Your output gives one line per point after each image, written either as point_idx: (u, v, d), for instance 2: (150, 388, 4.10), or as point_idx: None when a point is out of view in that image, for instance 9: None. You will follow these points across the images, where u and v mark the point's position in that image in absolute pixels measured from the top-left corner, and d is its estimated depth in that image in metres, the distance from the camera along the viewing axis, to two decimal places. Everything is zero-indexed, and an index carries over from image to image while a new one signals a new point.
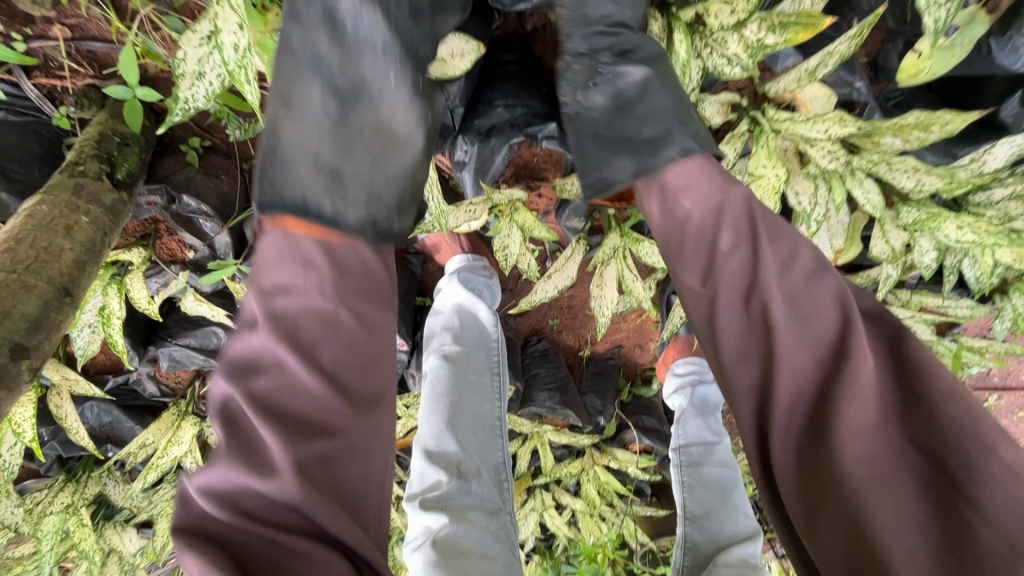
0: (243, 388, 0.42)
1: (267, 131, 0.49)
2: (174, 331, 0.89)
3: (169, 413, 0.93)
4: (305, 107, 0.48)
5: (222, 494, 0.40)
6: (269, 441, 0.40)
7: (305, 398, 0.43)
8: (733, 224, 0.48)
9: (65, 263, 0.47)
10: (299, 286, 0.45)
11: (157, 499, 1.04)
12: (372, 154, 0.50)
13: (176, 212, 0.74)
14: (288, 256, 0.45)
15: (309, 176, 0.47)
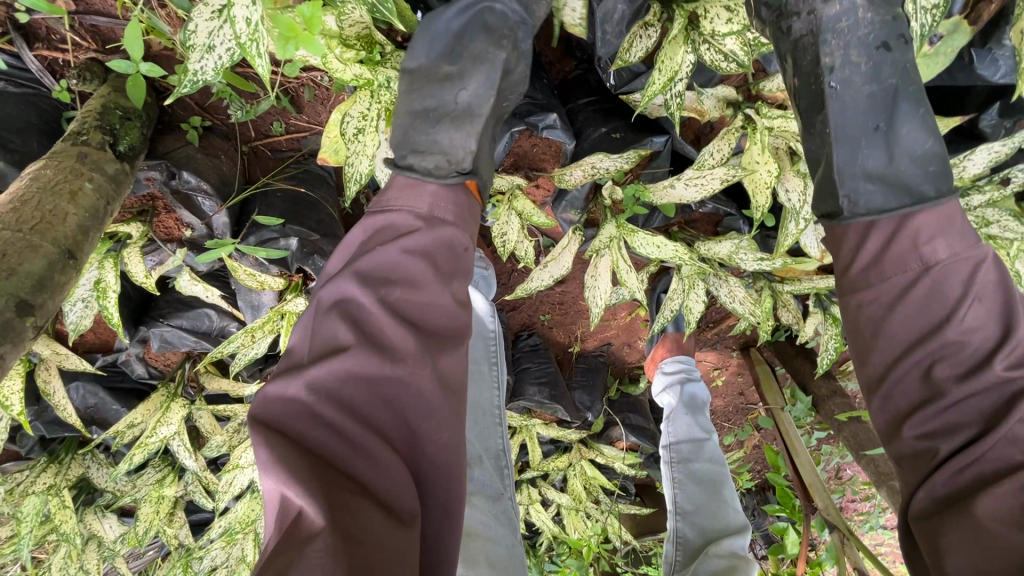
0: (375, 294, 0.47)
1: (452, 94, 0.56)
2: (165, 311, 0.89)
3: (158, 394, 0.92)
4: (480, 84, 0.57)
5: (329, 387, 0.42)
6: (390, 350, 0.45)
7: (430, 313, 0.49)
8: (977, 293, 0.44)
9: (69, 227, 0.47)
10: (441, 211, 0.52)
11: (141, 483, 1.03)
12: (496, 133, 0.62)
13: (176, 188, 0.73)
14: (447, 205, 0.53)
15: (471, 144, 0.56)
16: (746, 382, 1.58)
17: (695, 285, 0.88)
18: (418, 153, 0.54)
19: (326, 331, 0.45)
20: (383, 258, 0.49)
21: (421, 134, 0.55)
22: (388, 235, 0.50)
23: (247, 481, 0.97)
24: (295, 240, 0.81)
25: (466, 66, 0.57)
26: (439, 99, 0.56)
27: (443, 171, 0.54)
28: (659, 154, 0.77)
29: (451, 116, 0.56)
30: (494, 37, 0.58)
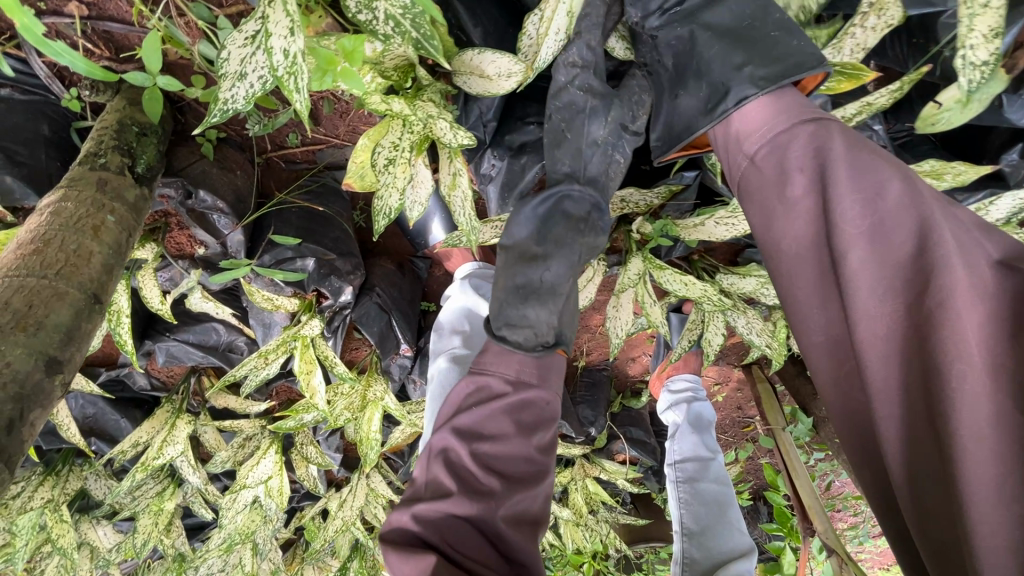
0: (471, 445, 0.52)
1: (532, 273, 0.57)
2: (172, 325, 0.87)
3: (162, 410, 0.90)
4: (557, 254, 0.58)
5: (433, 520, 0.47)
6: (490, 492, 0.49)
7: (514, 463, 0.52)
8: (790, 163, 0.41)
9: (94, 268, 0.44)
10: (529, 375, 0.56)
11: (141, 495, 1.01)
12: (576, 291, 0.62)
13: (191, 207, 0.71)
14: (535, 367, 0.57)
15: (549, 316, 0.57)
16: (746, 397, 1.59)
17: (715, 318, 0.87)
18: (511, 327, 0.56)
19: (429, 474, 0.52)
20: (475, 411, 0.54)
21: (512, 310, 0.56)
22: (481, 397, 0.55)
23: (251, 498, 0.95)
24: (312, 260, 0.79)
25: (552, 248, 0.58)
26: (527, 274, 0.57)
27: (531, 345, 0.56)
28: (687, 187, 0.75)
29: (540, 294, 0.57)
30: (576, 221, 0.58)
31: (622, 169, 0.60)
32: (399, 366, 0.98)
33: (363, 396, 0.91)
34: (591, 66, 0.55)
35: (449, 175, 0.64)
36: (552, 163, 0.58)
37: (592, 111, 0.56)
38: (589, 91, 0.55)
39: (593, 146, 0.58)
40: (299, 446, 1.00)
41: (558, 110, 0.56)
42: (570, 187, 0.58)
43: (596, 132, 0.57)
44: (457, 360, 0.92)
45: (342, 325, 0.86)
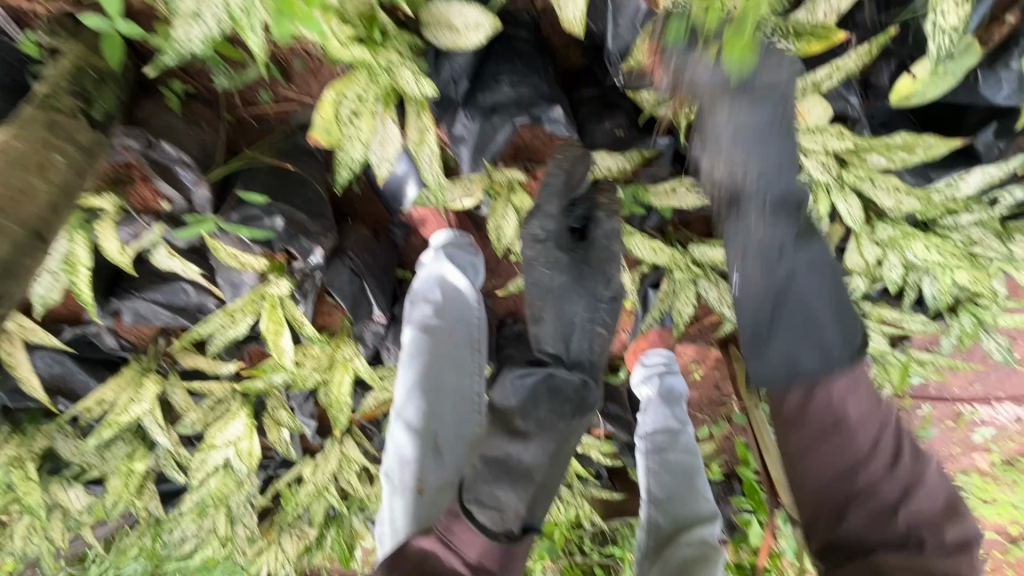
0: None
1: (502, 452, 0.65)
2: (139, 284, 0.85)
3: (129, 369, 0.89)
4: (529, 438, 0.66)
5: None
6: None
7: None
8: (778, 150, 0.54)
9: (38, 205, 0.44)
10: (489, 560, 0.59)
11: (111, 456, 1.00)
12: (561, 440, 0.69)
13: (154, 158, 0.69)
14: (494, 556, 0.60)
15: (515, 502, 0.63)
16: (723, 376, 1.61)
17: (685, 289, 0.88)
18: (478, 505, 0.61)
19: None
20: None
21: (484, 487, 0.63)
22: (438, 561, 0.58)
23: (221, 460, 0.96)
24: (282, 220, 0.77)
25: (533, 426, 0.67)
26: (506, 448, 0.65)
27: (495, 529, 0.61)
28: (662, 156, 0.76)
29: (512, 476, 0.64)
30: (560, 396, 0.68)
31: (605, 336, 0.72)
32: (373, 333, 0.98)
33: (330, 358, 0.92)
34: (551, 238, 0.70)
35: (417, 130, 0.63)
36: (538, 340, 0.71)
37: (568, 293, 0.70)
38: (556, 263, 0.70)
39: (575, 322, 0.70)
40: (271, 410, 1.00)
41: (535, 286, 0.71)
42: (556, 367, 0.68)
43: (582, 311, 0.70)
44: (429, 330, 0.93)
45: (313, 289, 0.85)
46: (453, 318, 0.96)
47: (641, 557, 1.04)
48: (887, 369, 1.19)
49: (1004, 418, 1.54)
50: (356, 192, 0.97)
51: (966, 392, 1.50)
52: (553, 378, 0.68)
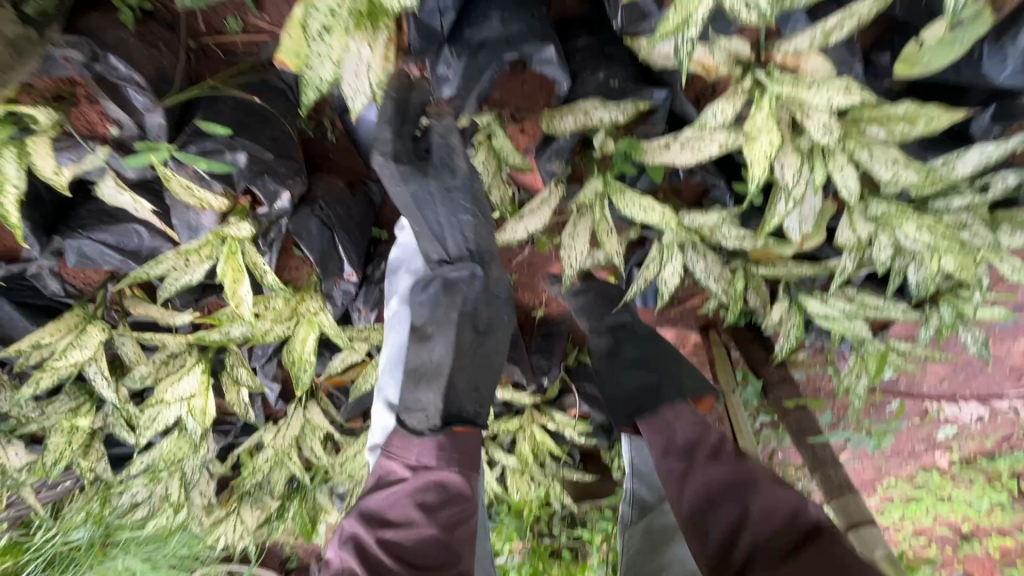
0: (380, 533, 0.66)
1: (413, 358, 0.77)
2: (85, 222, 0.78)
3: (73, 315, 0.82)
4: (432, 342, 0.77)
5: (357, 544, 0.66)
6: (398, 533, 0.65)
7: (422, 543, 0.65)
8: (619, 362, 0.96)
9: None
10: (427, 457, 0.71)
11: (52, 411, 0.93)
12: (466, 328, 0.77)
13: (101, 74, 0.63)
14: (427, 446, 0.71)
15: (431, 401, 0.75)
16: (701, 362, 1.59)
17: (673, 257, 0.84)
18: (409, 411, 0.75)
19: (344, 558, 0.65)
20: (384, 498, 0.69)
21: (409, 393, 0.76)
22: (387, 484, 0.70)
23: (173, 418, 0.90)
24: (245, 156, 0.72)
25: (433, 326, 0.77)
26: (417, 357, 0.77)
27: (423, 426, 0.74)
28: (657, 110, 0.71)
29: (427, 377, 0.76)
30: (453, 292, 0.77)
31: (476, 222, 0.75)
32: (342, 292, 0.91)
33: (292, 309, 0.85)
34: (400, 144, 0.68)
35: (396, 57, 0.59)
36: (426, 252, 0.78)
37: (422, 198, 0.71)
38: (409, 175, 0.69)
39: (449, 223, 0.74)
40: (230, 368, 0.93)
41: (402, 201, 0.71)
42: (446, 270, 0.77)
43: (443, 210, 0.73)
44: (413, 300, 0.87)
45: (278, 238, 0.79)
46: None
47: (622, 530, 0.95)
48: (865, 357, 1.18)
49: (967, 415, 1.56)
50: (332, 141, 0.91)
51: (934, 389, 1.52)
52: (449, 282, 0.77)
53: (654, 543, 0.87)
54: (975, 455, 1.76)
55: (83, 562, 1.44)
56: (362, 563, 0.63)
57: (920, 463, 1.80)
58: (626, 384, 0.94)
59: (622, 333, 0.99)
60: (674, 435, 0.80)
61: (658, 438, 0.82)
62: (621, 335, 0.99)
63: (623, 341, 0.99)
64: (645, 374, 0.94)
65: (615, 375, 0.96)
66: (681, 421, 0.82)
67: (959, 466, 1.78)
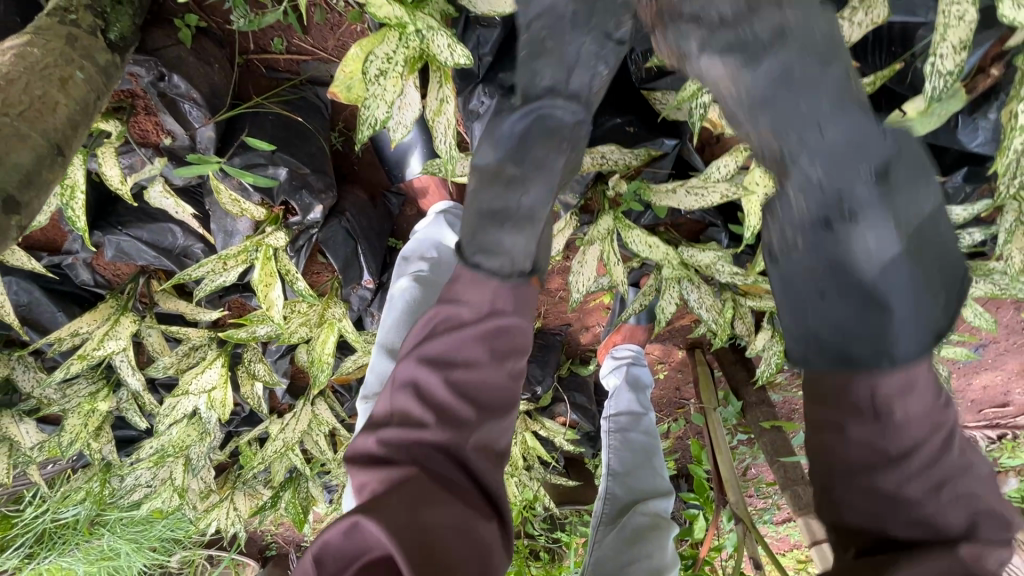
0: (445, 374, 0.60)
1: (496, 196, 0.60)
2: (125, 219, 0.83)
3: (105, 306, 0.86)
4: (524, 179, 0.60)
5: (406, 400, 0.60)
6: (447, 393, 0.59)
7: (485, 390, 0.61)
8: (812, 155, 0.48)
9: (59, 119, 0.42)
10: (502, 303, 0.62)
11: (72, 394, 0.97)
12: (557, 171, 0.62)
13: (163, 91, 0.68)
14: (496, 294, 0.62)
15: (515, 244, 0.61)
16: (685, 378, 1.68)
17: (669, 288, 0.93)
18: (486, 254, 0.61)
19: (399, 399, 0.60)
20: (444, 344, 0.61)
21: (486, 237, 0.61)
22: (448, 325, 0.62)
23: (191, 408, 0.94)
24: (285, 170, 0.77)
25: (530, 170, 0.60)
26: (502, 200, 0.60)
27: (504, 270, 0.61)
28: (665, 156, 0.78)
29: (514, 221, 0.60)
30: (561, 140, 0.59)
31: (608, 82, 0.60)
32: (360, 296, 0.98)
33: (320, 316, 0.90)
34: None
35: (437, 100, 0.64)
36: (532, 74, 0.58)
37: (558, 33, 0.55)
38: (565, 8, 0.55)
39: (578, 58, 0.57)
40: (247, 363, 0.98)
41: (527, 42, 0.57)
42: (551, 103, 0.58)
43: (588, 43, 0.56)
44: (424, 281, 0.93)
45: (306, 244, 0.85)
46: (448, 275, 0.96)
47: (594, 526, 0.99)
48: None
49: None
50: (357, 155, 0.97)
51: None
52: (555, 115, 0.59)
53: (620, 540, 0.90)
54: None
55: (73, 538, 1.47)
56: (415, 413, 0.58)
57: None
58: (827, 306, 0.50)
59: (910, 258, 0.48)
60: (898, 409, 0.47)
61: (865, 498, 0.48)
62: (916, 240, 0.48)
63: (816, 238, 0.49)
64: (833, 290, 0.50)
65: (803, 251, 0.50)
66: (891, 375, 0.47)
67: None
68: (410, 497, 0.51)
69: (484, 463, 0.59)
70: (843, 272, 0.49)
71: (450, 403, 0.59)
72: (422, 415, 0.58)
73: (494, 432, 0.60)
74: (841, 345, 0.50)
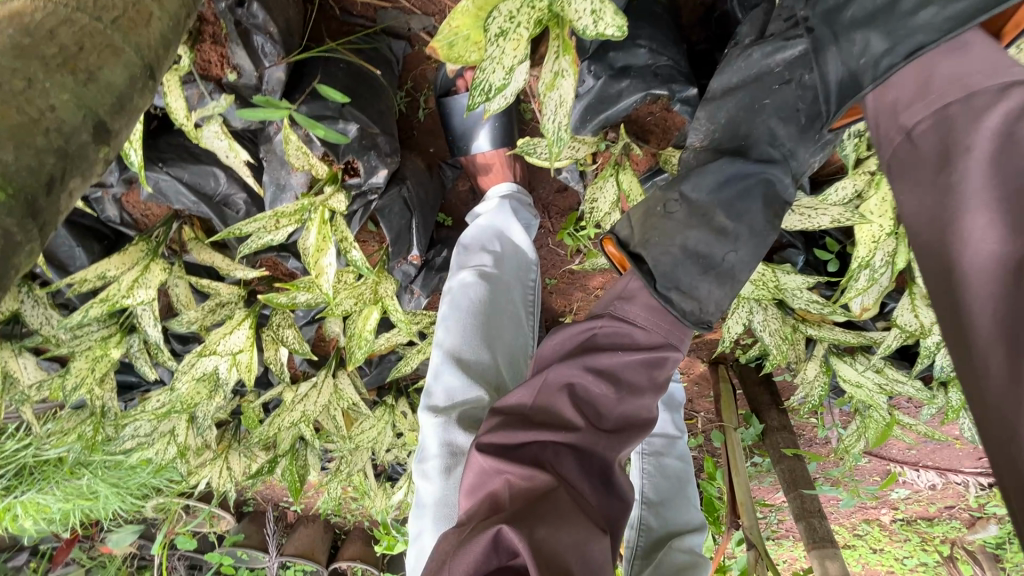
0: (603, 389, 0.59)
1: (705, 241, 0.58)
2: (166, 157, 0.75)
3: (135, 249, 0.79)
4: (743, 230, 0.58)
5: (555, 401, 0.60)
6: (603, 398, 0.60)
7: (633, 409, 0.61)
8: None
9: (153, 33, 0.34)
10: (674, 338, 0.60)
11: (83, 336, 0.90)
12: (770, 227, 0.59)
13: (238, 19, 0.61)
14: (665, 325, 0.60)
15: (712, 290, 0.59)
16: (700, 392, 1.64)
17: (739, 307, 0.90)
18: (680, 292, 0.58)
19: (547, 401, 0.60)
20: (610, 360, 0.60)
21: (684, 276, 0.58)
22: (619, 342, 0.61)
23: (212, 368, 0.88)
24: (355, 127, 0.70)
25: (745, 224, 0.58)
26: (711, 245, 0.58)
27: (691, 318, 0.59)
28: None
29: (719, 272, 0.58)
30: (777, 211, 0.59)
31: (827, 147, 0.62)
32: (403, 272, 0.91)
33: (373, 293, 0.84)
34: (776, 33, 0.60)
35: (550, 72, 0.57)
36: (750, 125, 0.60)
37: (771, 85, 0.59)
38: (785, 68, 0.60)
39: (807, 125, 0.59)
40: (276, 327, 0.92)
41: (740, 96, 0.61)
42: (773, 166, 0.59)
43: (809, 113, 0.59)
44: (487, 276, 0.90)
45: (361, 209, 0.78)
46: (509, 271, 0.94)
47: (628, 558, 0.95)
48: (867, 423, 1.20)
49: (925, 483, 1.64)
50: (419, 120, 0.89)
51: (901, 454, 1.59)
52: (773, 183, 0.59)
53: None
54: (916, 517, 1.83)
55: (54, 476, 1.41)
56: (564, 421, 0.58)
57: (864, 515, 1.90)
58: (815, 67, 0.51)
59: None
60: (928, 157, 0.42)
61: (991, 307, 0.36)
62: None
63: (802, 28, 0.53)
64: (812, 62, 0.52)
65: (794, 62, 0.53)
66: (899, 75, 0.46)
67: (899, 525, 1.87)
68: (553, 511, 0.52)
69: (617, 480, 0.61)
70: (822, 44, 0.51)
71: (599, 417, 0.60)
72: (570, 427, 0.58)
73: (625, 454, 0.61)
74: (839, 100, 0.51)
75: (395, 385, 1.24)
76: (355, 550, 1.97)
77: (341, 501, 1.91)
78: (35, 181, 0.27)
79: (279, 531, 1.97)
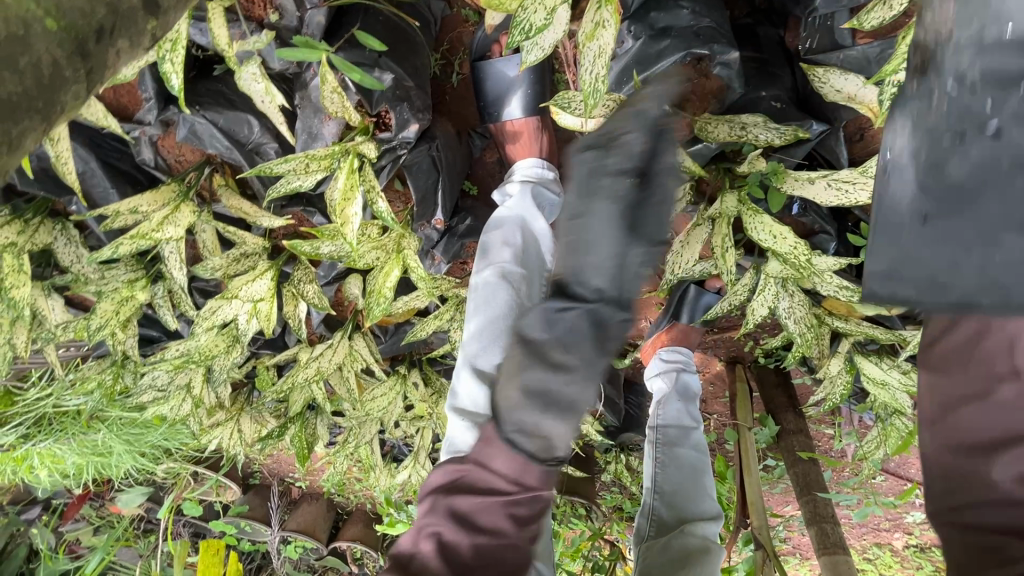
0: (471, 539, 0.44)
1: (538, 380, 0.44)
2: (203, 100, 0.76)
3: (167, 190, 0.81)
4: (580, 357, 0.46)
5: (417, 556, 0.45)
6: (472, 549, 0.44)
7: (509, 565, 0.45)
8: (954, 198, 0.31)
9: None
10: (534, 477, 0.46)
11: (110, 277, 0.92)
12: (606, 353, 0.47)
13: None
14: (522, 462, 0.46)
15: (556, 438, 0.45)
16: (715, 391, 1.61)
17: (766, 291, 0.87)
18: (524, 435, 0.45)
19: (416, 555, 0.45)
20: (471, 500, 0.46)
21: (526, 415, 0.45)
22: (480, 480, 0.47)
23: (231, 316, 0.89)
24: (390, 78, 0.70)
25: (580, 353, 0.46)
26: (547, 385, 0.44)
27: (542, 456, 0.46)
28: (803, 143, 0.71)
29: (559, 409, 0.45)
30: (608, 340, 0.47)
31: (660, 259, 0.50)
32: (426, 237, 0.91)
33: (396, 247, 0.85)
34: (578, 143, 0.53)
35: (591, 23, 0.56)
36: (572, 252, 0.48)
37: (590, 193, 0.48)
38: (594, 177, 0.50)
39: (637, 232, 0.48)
40: (296, 282, 0.92)
41: (565, 216, 0.50)
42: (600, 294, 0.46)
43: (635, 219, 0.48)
44: (507, 275, 0.89)
45: (389, 165, 0.79)
46: (530, 264, 0.92)
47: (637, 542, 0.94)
48: (887, 430, 1.15)
49: None
50: (453, 84, 0.89)
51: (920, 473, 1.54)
52: (603, 310, 0.46)
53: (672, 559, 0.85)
54: (930, 544, 1.77)
55: (70, 428, 1.43)
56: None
57: (876, 538, 1.83)
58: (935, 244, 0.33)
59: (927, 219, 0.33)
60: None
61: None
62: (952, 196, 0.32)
63: (930, 152, 0.32)
64: (945, 210, 0.32)
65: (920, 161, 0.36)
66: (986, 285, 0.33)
67: (912, 551, 1.80)
68: None
69: None
70: (959, 210, 0.32)
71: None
72: None
73: None
74: (944, 278, 0.33)
75: (408, 357, 1.24)
76: (355, 531, 1.96)
77: (345, 481, 1.91)
78: (87, 23, 0.30)
79: (282, 507, 1.97)
